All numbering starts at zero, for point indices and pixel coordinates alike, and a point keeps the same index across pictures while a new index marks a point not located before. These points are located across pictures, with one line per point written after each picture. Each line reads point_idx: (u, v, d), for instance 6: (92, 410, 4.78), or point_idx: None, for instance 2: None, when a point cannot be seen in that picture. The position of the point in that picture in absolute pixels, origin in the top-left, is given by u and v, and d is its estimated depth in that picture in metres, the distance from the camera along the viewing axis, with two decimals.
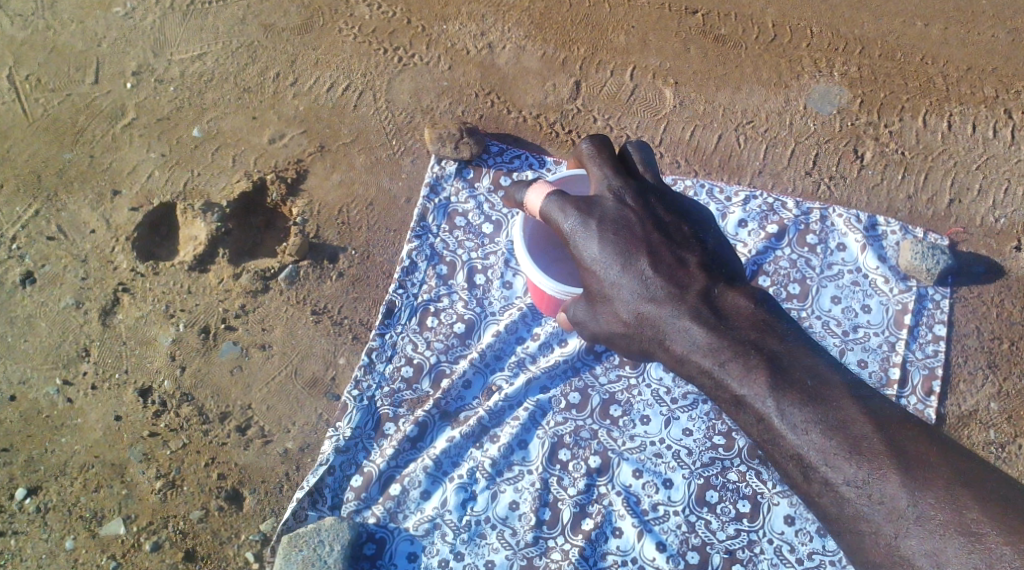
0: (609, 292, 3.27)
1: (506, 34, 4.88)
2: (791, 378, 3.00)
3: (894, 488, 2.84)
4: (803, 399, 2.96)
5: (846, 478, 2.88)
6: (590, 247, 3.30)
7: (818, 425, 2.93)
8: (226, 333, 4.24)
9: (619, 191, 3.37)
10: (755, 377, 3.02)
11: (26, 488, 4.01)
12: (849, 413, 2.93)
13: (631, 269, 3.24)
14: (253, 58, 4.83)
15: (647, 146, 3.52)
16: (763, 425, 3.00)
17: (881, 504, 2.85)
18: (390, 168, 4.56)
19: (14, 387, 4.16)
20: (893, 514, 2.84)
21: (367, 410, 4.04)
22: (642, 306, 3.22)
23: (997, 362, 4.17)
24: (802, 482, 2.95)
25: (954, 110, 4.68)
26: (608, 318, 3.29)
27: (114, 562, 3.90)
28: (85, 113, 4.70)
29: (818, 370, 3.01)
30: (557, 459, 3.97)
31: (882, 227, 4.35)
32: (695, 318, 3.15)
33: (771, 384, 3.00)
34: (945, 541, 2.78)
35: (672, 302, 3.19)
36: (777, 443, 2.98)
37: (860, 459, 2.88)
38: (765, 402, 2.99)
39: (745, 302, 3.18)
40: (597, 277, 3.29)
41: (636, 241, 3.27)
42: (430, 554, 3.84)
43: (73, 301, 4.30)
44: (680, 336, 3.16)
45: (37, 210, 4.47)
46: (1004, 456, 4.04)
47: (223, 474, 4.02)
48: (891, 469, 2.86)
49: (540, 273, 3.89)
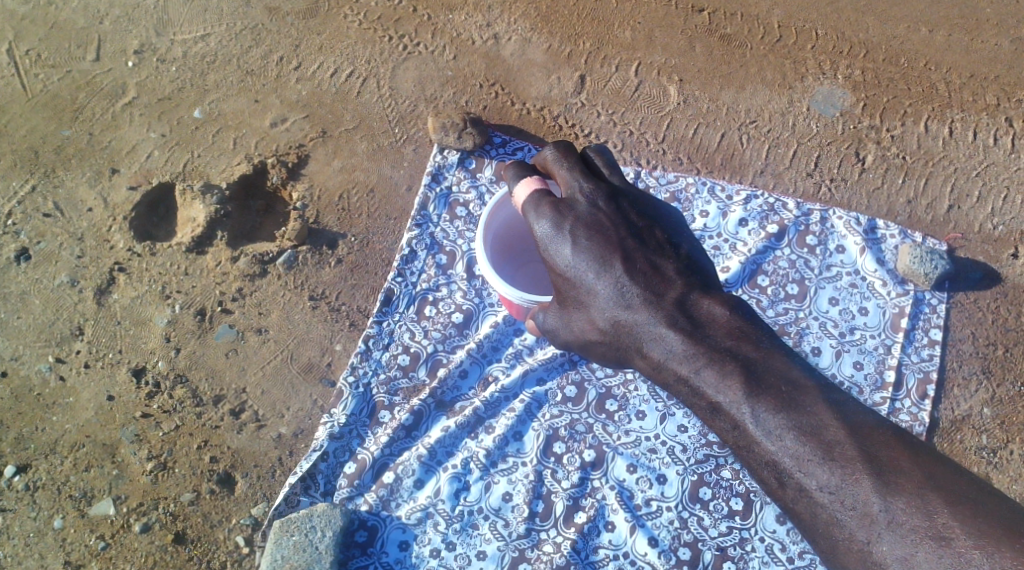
0: (583, 299, 3.29)
1: (512, 26, 4.84)
2: (766, 384, 3.03)
3: (866, 493, 2.88)
4: (777, 406, 3.00)
5: (820, 483, 2.92)
6: (563, 252, 3.30)
7: (792, 431, 2.97)
8: (222, 316, 4.22)
9: (591, 196, 3.37)
10: (730, 384, 3.06)
11: (16, 465, 3.99)
12: (824, 419, 2.97)
13: (606, 275, 3.25)
14: (257, 40, 4.78)
15: (607, 151, 3.53)
16: (738, 431, 3.04)
17: (853, 510, 2.88)
18: (392, 157, 4.54)
19: (6, 362, 4.14)
20: (865, 520, 2.87)
21: (363, 397, 4.02)
22: (618, 314, 3.24)
23: (991, 368, 4.21)
24: (777, 487, 2.99)
25: (956, 116, 4.69)
26: (583, 326, 3.31)
27: (103, 542, 3.89)
28: (84, 90, 4.66)
29: (793, 376, 3.05)
30: (552, 452, 3.97)
31: (881, 230, 4.36)
32: (672, 326, 3.18)
33: (747, 391, 3.04)
34: (915, 547, 2.81)
35: (648, 309, 3.22)
36: (753, 449, 3.01)
37: (833, 465, 2.91)
38: (741, 410, 3.03)
39: (720, 309, 3.20)
40: (572, 284, 3.30)
41: (609, 246, 3.27)
42: (422, 543, 3.84)
43: (68, 279, 4.27)
44: (657, 343, 3.20)
45: (34, 186, 4.44)
46: (996, 460, 4.09)
47: (215, 457, 4.01)
48: (864, 474, 2.89)
49: (505, 283, 3.81)
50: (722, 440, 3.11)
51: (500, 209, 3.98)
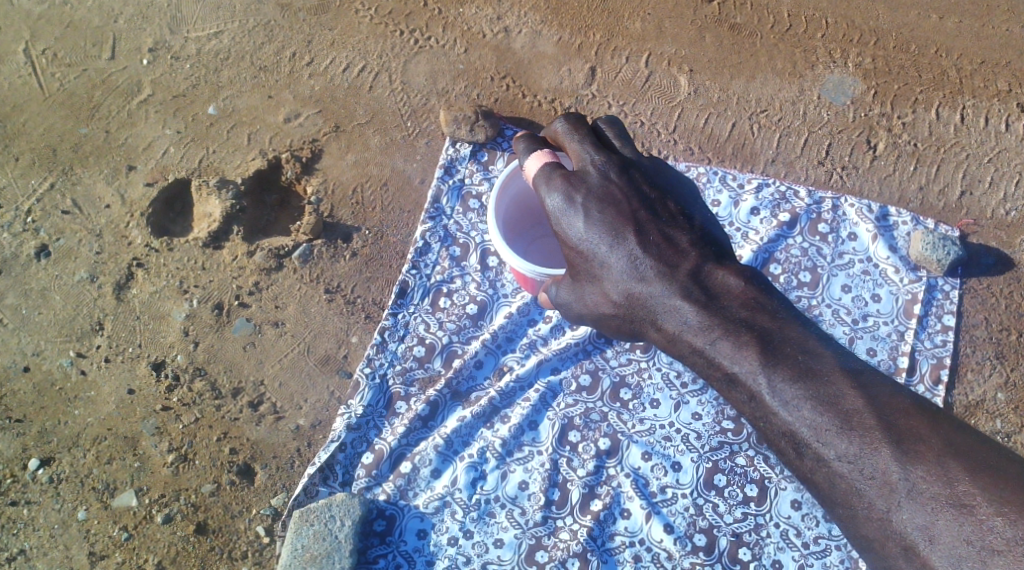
0: (597, 272, 3.33)
1: (523, 19, 4.87)
2: (782, 354, 3.09)
3: (885, 462, 2.91)
4: (794, 375, 3.05)
5: (838, 453, 2.96)
6: (576, 226, 3.34)
7: (809, 401, 3.01)
8: (240, 310, 4.27)
9: (602, 167, 3.42)
10: (746, 354, 3.12)
11: (40, 458, 4.05)
12: (842, 389, 3.00)
13: (619, 247, 3.30)
14: (270, 37, 4.82)
15: (618, 123, 3.61)
16: (754, 402, 3.10)
17: (872, 479, 2.92)
18: (405, 150, 4.58)
19: (28, 358, 4.20)
20: (885, 489, 2.90)
21: (379, 388, 4.07)
22: (632, 286, 3.29)
23: (1005, 352, 4.23)
24: (795, 458, 3.04)
25: (967, 103, 4.70)
26: (596, 299, 3.35)
27: (126, 533, 3.95)
28: (101, 88, 4.71)
29: (810, 346, 3.10)
30: (567, 441, 4.00)
31: (893, 217, 4.37)
32: (686, 297, 3.23)
33: (763, 360, 3.10)
34: (935, 515, 2.83)
35: (662, 281, 3.27)
36: (770, 419, 3.07)
37: (851, 434, 2.95)
38: (757, 379, 3.09)
39: (735, 280, 3.25)
40: (584, 257, 3.34)
41: (622, 218, 3.32)
42: (440, 531, 3.89)
43: (87, 275, 4.32)
44: (671, 316, 3.25)
45: (52, 184, 4.49)
46: (1011, 444, 4.11)
47: (234, 449, 4.06)
48: (883, 442, 2.92)
49: (517, 257, 3.84)
50: (739, 411, 3.18)
51: (504, 192, 3.99)
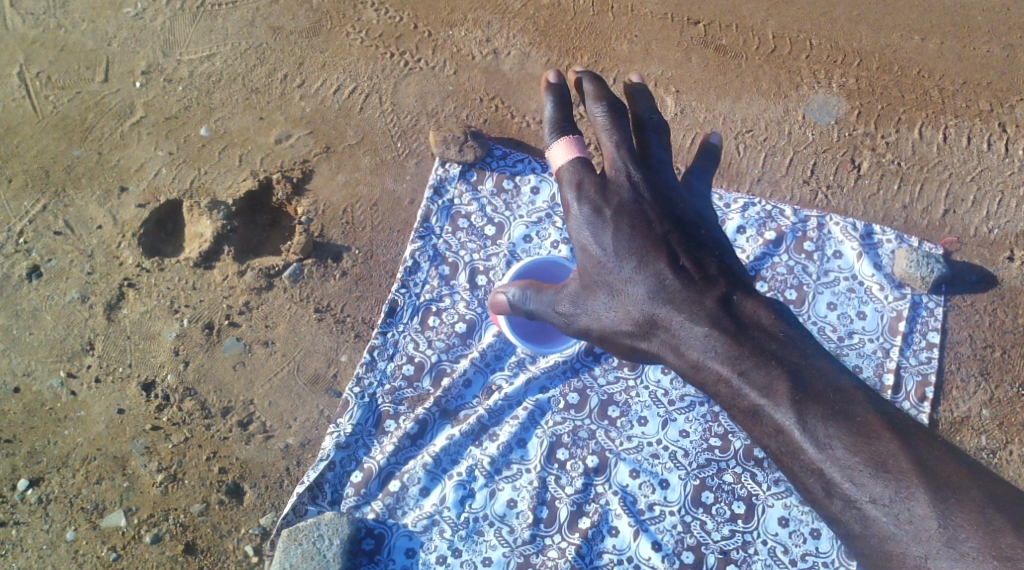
0: (618, 288, 3.34)
1: (511, 41, 4.87)
2: (813, 391, 3.07)
3: (921, 507, 2.92)
4: (827, 414, 3.03)
5: (872, 496, 2.96)
6: (603, 238, 3.37)
7: (841, 441, 3.00)
8: (230, 330, 4.30)
9: (637, 179, 3.44)
10: (779, 390, 3.09)
11: (28, 479, 4.11)
12: (874, 427, 3.01)
13: (646, 266, 3.32)
14: (262, 60, 4.79)
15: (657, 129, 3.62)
16: (781, 437, 3.07)
17: (908, 525, 2.92)
18: (395, 170, 4.62)
19: (18, 378, 4.23)
20: (921, 535, 2.91)
21: (368, 407, 4.08)
22: (657, 308, 3.29)
23: (989, 369, 4.31)
24: (823, 496, 3.02)
25: (950, 122, 4.73)
26: (614, 314, 3.35)
27: (114, 553, 4.04)
28: (94, 111, 4.69)
29: (838, 382, 3.10)
30: (555, 458, 4.02)
31: (878, 235, 4.41)
32: (714, 324, 3.22)
33: (795, 398, 3.07)
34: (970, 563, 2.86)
35: (688, 305, 3.26)
36: (799, 456, 3.04)
37: (884, 476, 2.95)
38: (788, 416, 3.06)
39: (765, 312, 3.25)
40: (608, 271, 3.36)
41: (653, 238, 3.34)
42: (429, 550, 3.92)
43: (79, 296, 4.35)
44: (696, 343, 3.23)
45: (45, 205, 4.51)
46: (995, 461, 4.22)
47: (223, 468, 4.12)
48: (915, 487, 2.94)
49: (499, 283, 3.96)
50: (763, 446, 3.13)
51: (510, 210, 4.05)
